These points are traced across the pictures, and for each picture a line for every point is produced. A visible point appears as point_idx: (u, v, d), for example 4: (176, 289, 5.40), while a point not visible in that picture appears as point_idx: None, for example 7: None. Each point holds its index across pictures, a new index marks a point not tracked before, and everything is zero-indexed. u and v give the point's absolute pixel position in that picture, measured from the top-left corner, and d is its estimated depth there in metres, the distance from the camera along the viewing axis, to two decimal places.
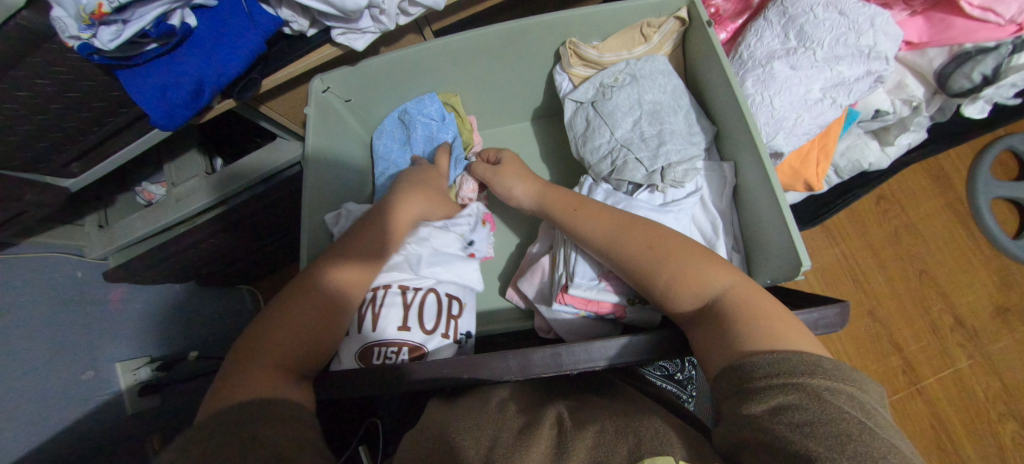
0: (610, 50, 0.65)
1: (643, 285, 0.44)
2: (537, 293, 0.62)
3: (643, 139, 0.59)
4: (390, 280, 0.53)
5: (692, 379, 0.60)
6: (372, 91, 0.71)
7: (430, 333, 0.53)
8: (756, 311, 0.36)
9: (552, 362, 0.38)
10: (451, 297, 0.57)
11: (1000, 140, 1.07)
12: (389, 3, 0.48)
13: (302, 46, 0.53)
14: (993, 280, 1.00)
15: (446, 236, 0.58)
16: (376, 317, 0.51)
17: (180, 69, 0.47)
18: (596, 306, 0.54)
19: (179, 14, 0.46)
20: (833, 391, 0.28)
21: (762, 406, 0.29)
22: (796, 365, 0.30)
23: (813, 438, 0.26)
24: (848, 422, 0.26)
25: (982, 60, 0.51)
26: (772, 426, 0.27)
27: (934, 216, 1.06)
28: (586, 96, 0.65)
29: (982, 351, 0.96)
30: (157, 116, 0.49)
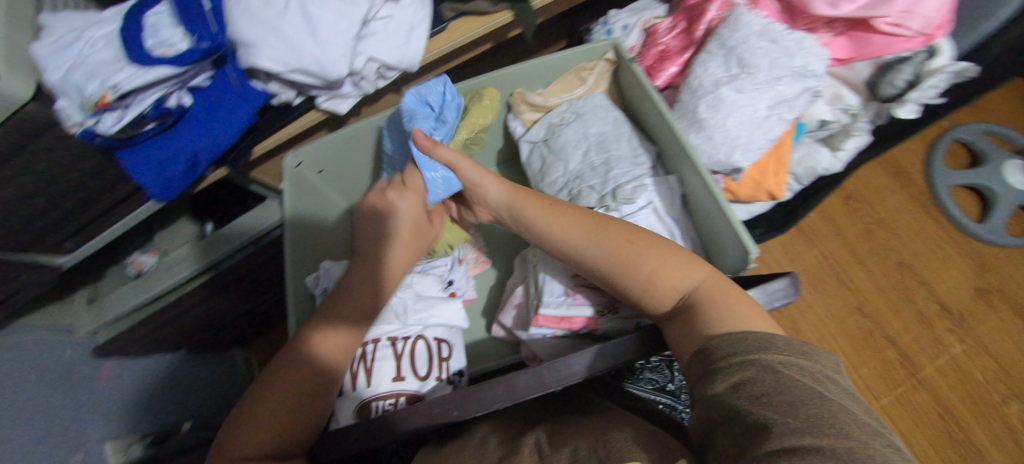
0: (554, 94, 0.70)
1: (620, 288, 0.46)
2: (515, 321, 0.64)
3: (594, 169, 0.64)
4: (379, 334, 0.56)
5: (683, 387, 0.62)
6: (342, 160, 0.73)
7: (423, 379, 0.54)
8: (726, 301, 0.39)
9: (536, 383, 0.37)
10: (439, 340, 0.58)
11: (948, 133, 1.15)
12: (368, 70, 0.52)
13: (289, 116, 0.55)
14: (968, 264, 1.06)
15: (426, 280, 0.61)
16: (370, 372, 0.53)
17: (178, 145, 0.51)
18: (568, 323, 0.55)
19: (176, 96, 0.50)
20: (786, 363, 0.31)
21: (724, 385, 0.32)
22: (753, 344, 0.33)
23: (769, 407, 0.28)
24: (795, 389, 0.29)
25: (902, 68, 0.58)
26: (733, 401, 0.30)
27: (902, 209, 1.12)
28: (539, 136, 0.70)
29: (972, 335, 0.99)
30: (153, 188, 0.52)
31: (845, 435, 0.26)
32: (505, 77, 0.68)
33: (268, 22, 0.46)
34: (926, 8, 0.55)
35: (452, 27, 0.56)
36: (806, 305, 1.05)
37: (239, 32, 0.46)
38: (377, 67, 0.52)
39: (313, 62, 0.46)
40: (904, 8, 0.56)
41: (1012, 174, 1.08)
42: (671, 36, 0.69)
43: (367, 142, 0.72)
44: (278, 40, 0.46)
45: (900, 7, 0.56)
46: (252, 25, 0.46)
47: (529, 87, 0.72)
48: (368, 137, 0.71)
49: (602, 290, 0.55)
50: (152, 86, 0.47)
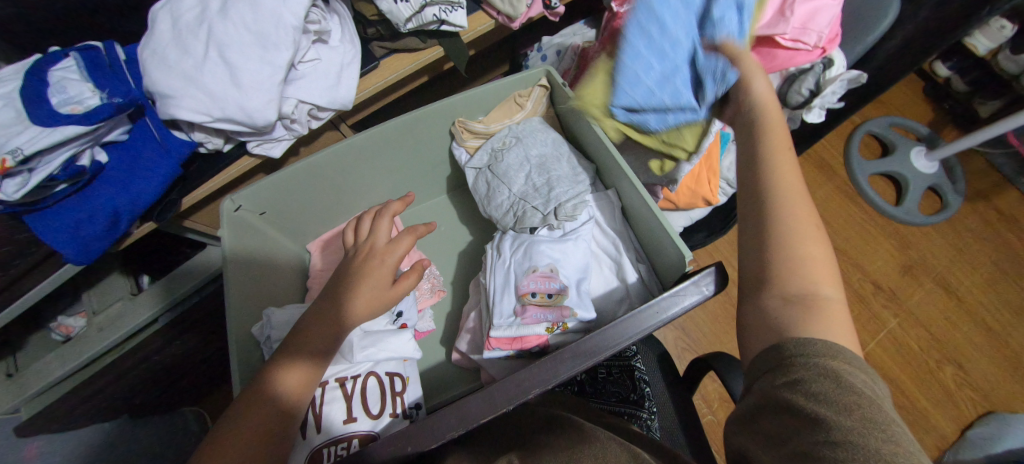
0: (494, 121, 0.71)
1: (768, 238, 0.41)
2: (470, 346, 0.64)
3: (537, 190, 0.66)
4: (325, 376, 0.55)
5: (647, 395, 0.62)
6: (287, 200, 0.71)
7: (377, 417, 0.54)
8: (839, 328, 0.36)
9: (488, 405, 0.34)
10: (392, 374, 0.58)
11: (860, 127, 1.27)
12: (299, 112, 0.51)
13: (219, 163, 0.54)
14: (892, 243, 1.16)
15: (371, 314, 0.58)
16: (318, 417, 0.51)
17: (93, 203, 0.47)
18: (520, 343, 0.56)
19: (89, 153, 0.47)
20: (848, 372, 0.31)
21: (784, 380, 0.32)
22: (819, 348, 0.33)
23: (823, 405, 0.29)
24: (855, 394, 0.30)
25: (804, 79, 0.65)
26: (789, 397, 0.31)
27: (829, 199, 1.22)
28: (482, 162, 0.70)
29: (903, 308, 1.09)
30: (68, 253, 0.48)
31: (898, 442, 0.27)
32: (444, 108, 0.68)
33: (186, 73, 0.45)
34: (819, 24, 0.60)
35: (385, 64, 0.57)
36: None
37: (155, 84, 0.45)
38: (309, 108, 0.52)
39: (238, 110, 0.45)
40: (800, 25, 0.60)
41: (914, 161, 1.22)
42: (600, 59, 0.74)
43: (311, 179, 0.70)
44: (198, 90, 0.45)
45: (797, 23, 0.60)
46: (169, 76, 0.45)
47: (468, 114, 0.72)
48: (311, 175, 0.69)
49: (552, 306, 0.56)
50: (60, 145, 0.44)
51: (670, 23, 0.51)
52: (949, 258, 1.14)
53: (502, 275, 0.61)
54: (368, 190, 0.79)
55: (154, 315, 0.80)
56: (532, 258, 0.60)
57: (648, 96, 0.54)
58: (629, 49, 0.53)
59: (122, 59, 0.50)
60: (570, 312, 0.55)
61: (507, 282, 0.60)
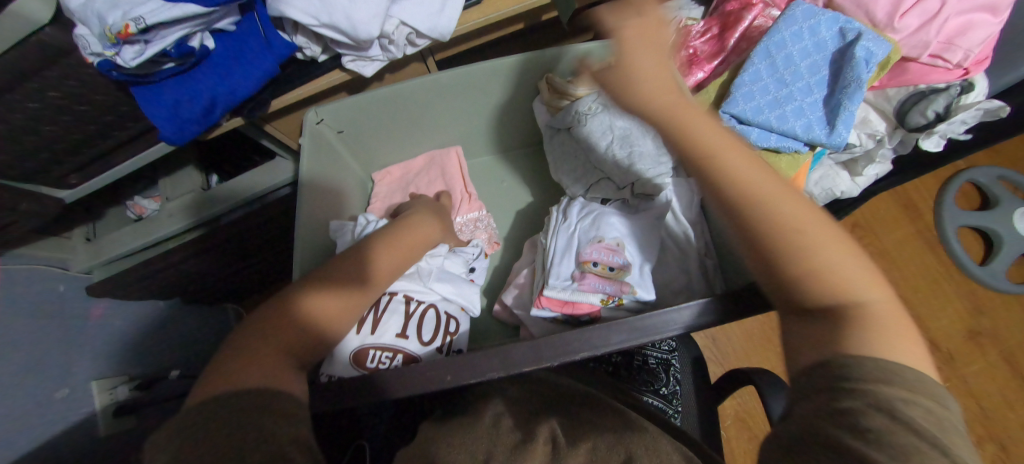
0: (583, 84, 0.69)
1: (770, 252, 0.34)
2: (516, 301, 0.64)
3: (616, 162, 0.64)
4: (396, 289, 0.58)
5: (676, 394, 0.62)
6: (365, 123, 0.73)
7: (425, 344, 0.56)
8: (886, 331, 0.31)
9: (532, 354, 0.36)
10: (449, 315, 0.61)
11: (963, 172, 1.15)
12: (398, 34, 0.51)
13: (314, 71, 0.56)
14: (964, 304, 1.06)
15: (456, 260, 0.65)
16: (377, 321, 0.55)
17: (194, 88, 0.51)
18: (571, 308, 0.55)
19: (200, 37, 0.49)
20: (908, 402, 0.26)
21: (831, 406, 0.27)
22: (873, 370, 0.28)
23: (877, 448, 0.24)
24: (917, 434, 0.24)
25: (935, 99, 0.57)
26: (831, 430, 0.26)
27: (905, 243, 1.12)
28: (564, 123, 0.69)
29: (958, 374, 1.00)
30: (166, 130, 0.52)
31: None
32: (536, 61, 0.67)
33: None
34: (969, 41, 0.55)
35: (489, 2, 0.55)
36: None
37: None
38: (408, 32, 0.51)
39: (346, 20, 0.45)
40: (946, 39, 0.56)
41: (1019, 222, 1.08)
42: (702, 40, 0.68)
43: (388, 109, 0.71)
44: None
45: (943, 37, 0.56)
46: None
47: (558, 72, 0.70)
48: (389, 105, 0.69)
49: (613, 279, 0.54)
50: (178, 22, 0.46)
51: (787, 60, 0.57)
52: None
53: (566, 238, 0.60)
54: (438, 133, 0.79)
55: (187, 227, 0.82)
56: (599, 228, 0.58)
57: (781, 119, 0.56)
58: (747, 69, 0.58)
59: None
60: (630, 288, 0.53)
61: (569, 248, 0.59)
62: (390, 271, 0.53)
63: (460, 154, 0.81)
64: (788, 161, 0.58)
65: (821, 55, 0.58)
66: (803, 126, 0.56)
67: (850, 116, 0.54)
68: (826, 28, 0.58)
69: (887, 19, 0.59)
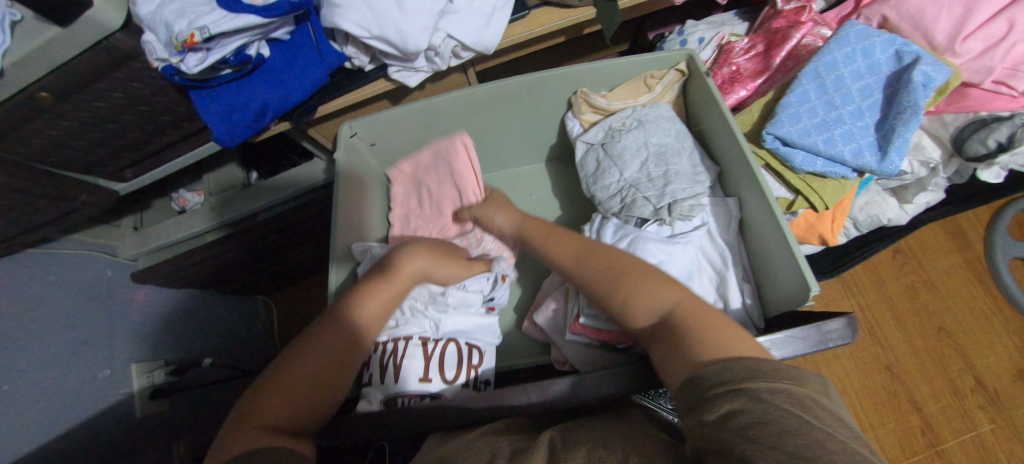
0: (618, 99, 0.69)
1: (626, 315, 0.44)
2: (549, 321, 0.63)
3: (651, 180, 0.62)
4: (409, 333, 0.58)
5: None
6: (397, 133, 0.74)
7: (449, 382, 0.56)
8: (717, 331, 0.37)
9: (564, 389, 0.40)
10: (470, 346, 0.60)
11: (1016, 202, 1.08)
12: (444, 46, 0.52)
13: (359, 80, 0.57)
14: (1015, 342, 1.00)
15: (465, 294, 0.61)
16: (398, 368, 0.55)
17: (248, 94, 0.53)
18: (606, 336, 0.54)
19: (257, 45, 0.52)
20: (771, 390, 0.28)
21: (711, 414, 0.29)
22: (735, 373, 0.31)
23: (752, 442, 0.25)
24: (782, 416, 0.26)
25: (996, 128, 0.53)
26: (716, 433, 0.27)
27: (951, 274, 1.06)
28: (597, 138, 0.69)
29: (1004, 415, 0.93)
30: (220, 133, 0.55)
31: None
32: (571, 74, 0.67)
33: None
34: None
35: (534, 15, 0.55)
36: (832, 354, 1.03)
37: None
38: (454, 44, 0.52)
39: (395, 31, 0.46)
40: (1010, 66, 0.54)
41: None
42: (746, 57, 0.66)
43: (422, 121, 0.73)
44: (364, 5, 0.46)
45: (1007, 64, 0.54)
46: None
47: (593, 86, 0.70)
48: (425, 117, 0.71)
49: None
50: (237, 32, 0.49)
51: (838, 80, 0.55)
52: None
53: None
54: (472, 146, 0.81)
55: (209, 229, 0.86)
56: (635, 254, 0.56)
57: (829, 143, 0.54)
58: (796, 87, 0.56)
59: None
60: None
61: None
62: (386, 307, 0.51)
63: (467, 143, 0.73)
64: (835, 186, 0.57)
65: (874, 79, 0.55)
66: (852, 151, 0.54)
67: (903, 143, 0.52)
68: (880, 50, 0.56)
69: (949, 42, 0.56)
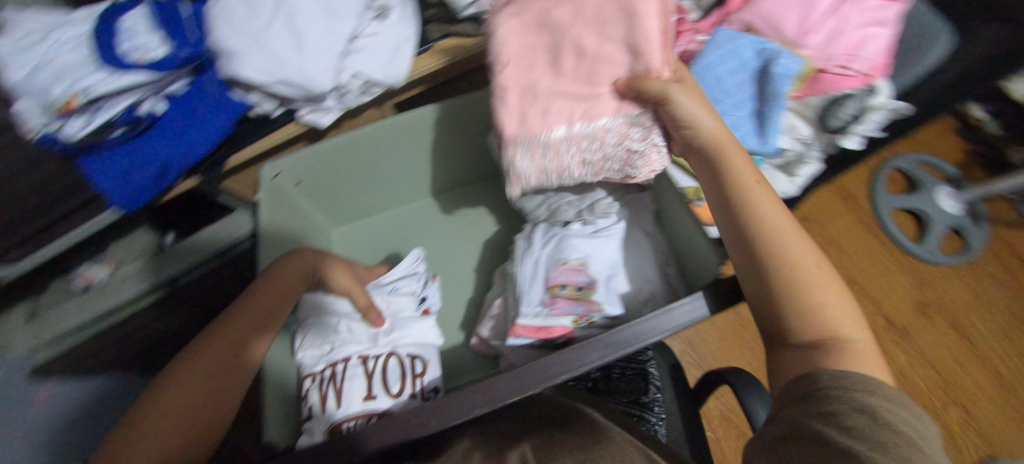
0: None
1: (773, 291, 0.40)
2: (492, 331, 0.67)
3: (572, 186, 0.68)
4: (349, 353, 0.63)
5: (656, 400, 0.64)
6: (323, 169, 0.73)
7: (396, 396, 0.60)
8: (871, 360, 0.37)
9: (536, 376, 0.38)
10: (413, 356, 0.65)
11: (890, 163, 1.35)
12: (351, 84, 0.56)
13: (266, 126, 0.58)
14: (909, 280, 1.24)
15: (399, 301, 0.70)
16: (341, 392, 0.58)
17: (145, 153, 0.54)
18: (546, 333, 0.57)
19: (149, 103, 0.54)
20: (887, 410, 0.33)
21: (818, 409, 0.34)
22: (859, 383, 0.34)
23: (855, 439, 0.31)
24: (889, 433, 0.31)
25: (846, 104, 0.65)
26: (819, 425, 0.32)
27: (852, 231, 1.30)
28: None
29: (913, 344, 1.17)
30: (119, 196, 0.55)
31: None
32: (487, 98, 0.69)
33: (251, 34, 0.49)
34: (867, 52, 0.61)
35: (436, 47, 0.63)
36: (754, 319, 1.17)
37: (222, 42, 0.49)
38: (361, 82, 0.56)
39: (298, 75, 0.49)
40: (848, 52, 0.62)
41: (942, 200, 1.28)
42: None
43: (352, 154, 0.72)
44: (262, 52, 0.49)
45: (845, 50, 0.62)
46: (236, 36, 0.49)
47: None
48: (354, 151, 0.71)
49: (579, 300, 0.57)
50: (125, 92, 0.51)
51: (719, 78, 0.63)
52: (968, 299, 1.21)
53: (532, 264, 0.64)
54: (404, 177, 0.82)
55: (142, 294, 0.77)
56: (563, 251, 0.62)
57: None
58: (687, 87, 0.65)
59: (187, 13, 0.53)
60: (598, 306, 0.56)
61: (536, 274, 0.63)
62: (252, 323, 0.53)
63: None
64: None
65: (744, 73, 0.63)
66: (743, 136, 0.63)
67: (776, 125, 0.61)
68: (747, 50, 0.63)
69: (798, 37, 0.65)
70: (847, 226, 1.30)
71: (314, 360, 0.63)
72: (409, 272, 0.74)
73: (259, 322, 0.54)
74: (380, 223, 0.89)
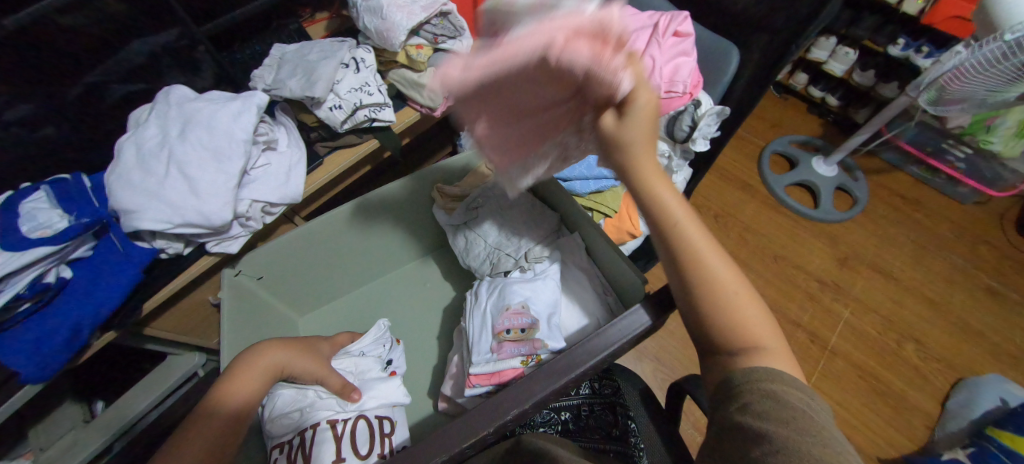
0: (469, 186, 0.83)
1: (696, 304, 0.46)
2: (453, 389, 0.70)
3: (508, 239, 0.76)
4: (318, 418, 0.63)
5: (631, 431, 0.68)
6: (283, 269, 0.77)
7: (366, 457, 0.61)
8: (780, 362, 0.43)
9: (489, 413, 0.39)
10: (381, 418, 0.66)
11: (767, 147, 1.56)
12: (253, 210, 0.65)
13: (181, 264, 0.65)
14: (820, 242, 1.41)
15: (365, 363, 0.72)
16: (309, 458, 0.59)
17: (54, 320, 0.55)
18: (498, 377, 0.61)
19: (55, 270, 0.57)
20: (787, 392, 0.39)
21: (737, 405, 0.40)
22: (763, 373, 0.41)
23: (765, 421, 0.37)
24: (788, 409, 0.38)
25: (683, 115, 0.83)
26: (742, 419, 0.38)
27: (757, 212, 1.47)
28: (459, 220, 0.80)
29: (849, 297, 1.31)
30: (29, 369, 0.54)
31: (807, 433, 0.35)
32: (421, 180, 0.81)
33: (149, 190, 0.57)
34: (682, 76, 0.77)
35: (328, 160, 0.74)
36: None
37: (120, 202, 0.56)
38: (262, 206, 0.66)
39: (199, 217, 0.58)
40: (668, 79, 0.77)
41: (818, 168, 1.48)
42: None
43: (298, 253, 0.76)
44: (159, 203, 0.57)
45: (665, 78, 0.77)
46: (134, 194, 0.57)
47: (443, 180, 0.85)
48: (299, 250, 0.76)
49: (523, 340, 0.62)
50: (27, 267, 0.54)
51: None
52: (875, 244, 1.40)
53: (480, 317, 0.68)
54: (340, 276, 0.87)
55: (106, 444, 0.74)
56: (505, 298, 0.68)
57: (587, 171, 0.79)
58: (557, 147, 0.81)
59: (88, 186, 0.62)
60: (541, 343, 0.61)
61: (485, 323, 0.67)
62: (216, 450, 0.49)
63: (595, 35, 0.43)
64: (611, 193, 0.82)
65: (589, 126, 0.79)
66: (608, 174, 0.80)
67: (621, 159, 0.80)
68: None
69: None
70: (754, 209, 1.47)
71: (283, 429, 0.63)
72: (373, 338, 0.76)
73: (220, 441, 0.49)
74: (323, 326, 0.89)
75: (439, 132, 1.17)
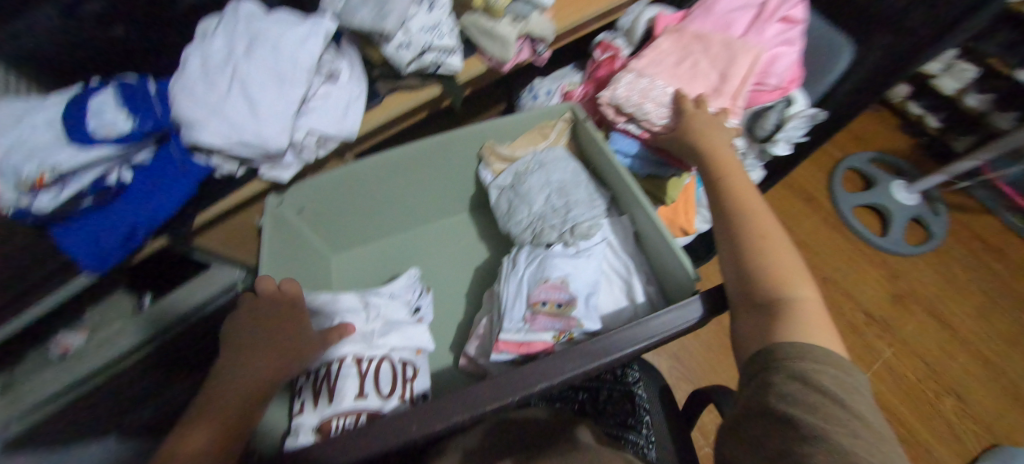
0: (520, 147, 0.79)
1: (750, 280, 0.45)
2: (478, 349, 0.70)
3: (555, 211, 0.71)
4: (342, 353, 0.64)
5: (648, 423, 0.65)
6: (326, 203, 0.77)
7: (387, 397, 0.62)
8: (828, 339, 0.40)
9: (519, 382, 0.37)
10: (405, 361, 0.67)
11: (843, 162, 1.42)
12: (308, 141, 0.64)
13: (233, 184, 0.66)
14: (881, 273, 1.29)
15: (393, 306, 0.72)
16: (332, 390, 0.61)
17: (115, 219, 0.58)
18: (527, 348, 0.60)
19: (117, 172, 0.59)
20: (824, 373, 0.36)
21: (776, 383, 0.37)
22: (804, 348, 0.38)
23: (800, 408, 0.34)
24: (824, 393, 0.35)
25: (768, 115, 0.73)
26: (776, 404, 0.35)
27: (818, 229, 1.36)
28: (506, 183, 0.78)
29: (898, 337, 1.21)
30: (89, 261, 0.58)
31: (847, 426, 0.32)
32: (476, 134, 0.76)
33: (210, 104, 0.57)
34: (779, 69, 0.68)
35: (387, 100, 0.72)
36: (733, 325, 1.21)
37: (182, 112, 0.56)
38: (317, 138, 0.65)
39: (257, 139, 0.57)
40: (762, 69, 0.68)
41: (897, 192, 1.34)
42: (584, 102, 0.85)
43: (342, 189, 0.76)
44: (220, 119, 0.56)
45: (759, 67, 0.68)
46: (196, 106, 0.56)
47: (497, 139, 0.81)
48: (344, 186, 0.75)
49: (558, 315, 0.60)
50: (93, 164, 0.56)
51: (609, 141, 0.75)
52: (942, 286, 1.27)
53: (516, 284, 0.67)
54: (379, 219, 0.87)
55: None
56: (545, 270, 0.65)
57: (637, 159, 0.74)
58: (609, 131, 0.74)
59: (153, 92, 0.62)
60: (576, 322, 0.59)
61: (520, 292, 0.65)
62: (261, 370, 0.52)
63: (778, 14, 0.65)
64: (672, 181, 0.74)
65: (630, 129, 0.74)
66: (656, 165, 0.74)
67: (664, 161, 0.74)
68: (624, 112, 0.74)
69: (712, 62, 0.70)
70: (814, 226, 1.36)
71: None
72: (403, 283, 0.77)
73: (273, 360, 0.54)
74: (356, 264, 0.91)
75: (497, 88, 1.12)
